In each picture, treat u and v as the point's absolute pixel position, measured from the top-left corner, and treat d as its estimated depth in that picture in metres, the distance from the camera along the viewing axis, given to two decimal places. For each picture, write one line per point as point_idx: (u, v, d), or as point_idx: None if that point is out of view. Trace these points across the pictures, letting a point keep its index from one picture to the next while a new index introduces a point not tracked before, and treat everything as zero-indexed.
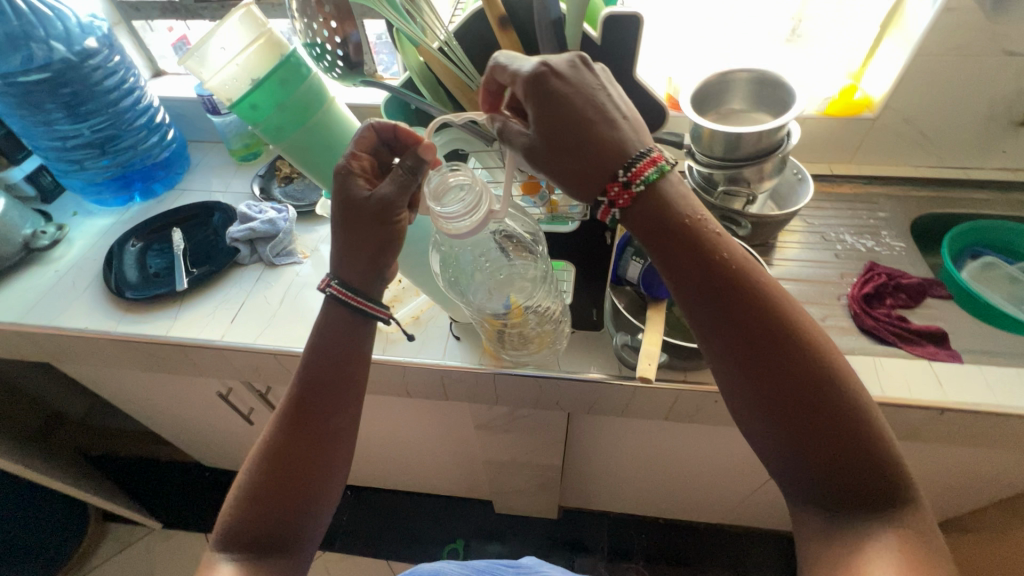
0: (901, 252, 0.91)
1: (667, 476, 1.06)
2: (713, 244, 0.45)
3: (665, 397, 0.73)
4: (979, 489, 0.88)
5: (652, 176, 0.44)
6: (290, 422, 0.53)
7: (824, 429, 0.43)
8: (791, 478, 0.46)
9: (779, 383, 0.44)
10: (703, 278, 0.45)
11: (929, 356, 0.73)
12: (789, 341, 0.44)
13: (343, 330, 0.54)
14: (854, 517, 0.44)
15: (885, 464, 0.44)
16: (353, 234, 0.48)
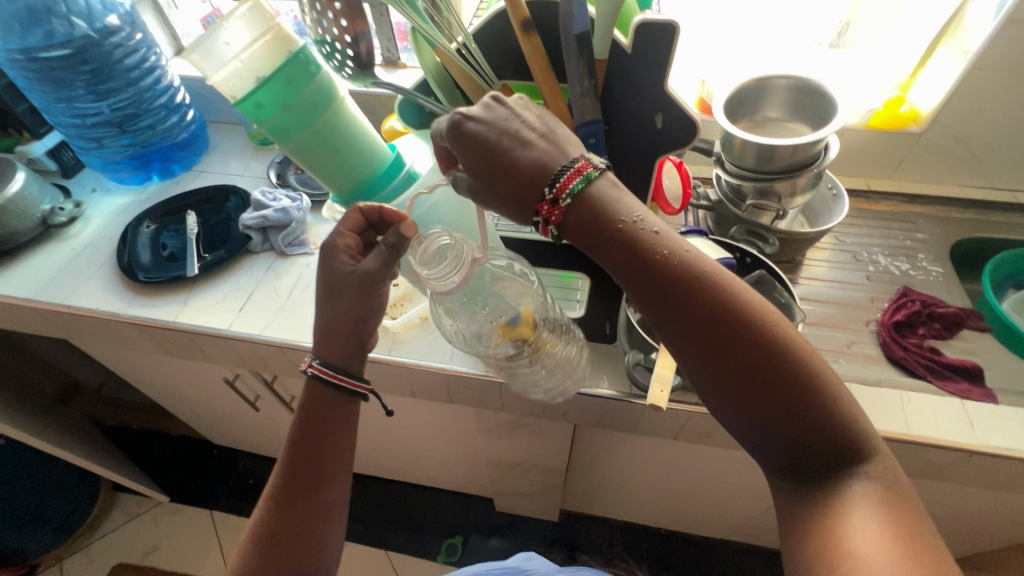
0: (938, 277, 0.86)
1: (672, 491, 1.03)
2: (646, 233, 0.42)
3: (676, 418, 0.71)
4: (1003, 532, 0.84)
5: (578, 187, 0.40)
6: (281, 503, 0.53)
7: (785, 401, 0.41)
8: (765, 453, 0.44)
9: (735, 362, 0.42)
10: (644, 267, 0.42)
11: (960, 393, 0.69)
12: (733, 319, 0.41)
13: (328, 406, 0.54)
14: (828, 479, 0.42)
15: (847, 421, 0.41)
16: (333, 310, 0.49)
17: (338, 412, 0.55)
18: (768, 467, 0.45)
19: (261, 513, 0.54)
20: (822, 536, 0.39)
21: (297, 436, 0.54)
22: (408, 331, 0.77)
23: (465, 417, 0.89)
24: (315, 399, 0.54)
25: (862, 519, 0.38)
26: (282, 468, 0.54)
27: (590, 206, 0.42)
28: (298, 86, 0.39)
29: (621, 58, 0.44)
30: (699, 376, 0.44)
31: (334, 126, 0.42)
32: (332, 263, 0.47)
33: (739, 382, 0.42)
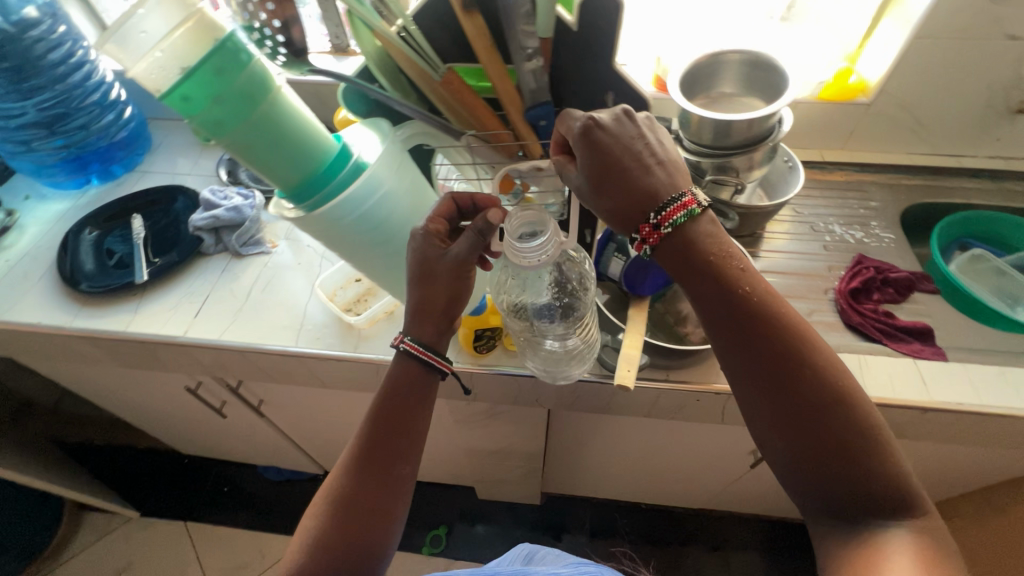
0: (890, 244, 0.89)
1: (648, 466, 1.05)
2: (738, 278, 0.47)
3: (647, 396, 0.72)
4: (955, 481, 0.89)
5: (680, 220, 0.44)
6: (358, 470, 0.53)
7: (838, 447, 0.45)
8: (805, 489, 0.48)
9: (799, 404, 0.46)
10: (728, 309, 0.47)
11: (913, 354, 0.72)
12: (803, 362, 0.46)
13: (412, 383, 0.55)
14: (869, 522, 0.46)
15: (894, 473, 0.45)
16: (424, 292, 0.49)
17: (422, 390, 0.56)
18: (809, 503, 0.49)
19: (337, 478, 0.53)
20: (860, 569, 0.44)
21: (381, 401, 0.55)
22: (374, 327, 0.76)
23: (441, 408, 0.88)
24: (401, 375, 0.56)
25: (897, 558, 0.43)
26: (362, 437, 0.54)
27: (691, 250, 0.46)
28: (229, 77, 0.36)
29: (565, 36, 0.43)
30: (761, 414, 0.48)
31: (275, 118, 0.39)
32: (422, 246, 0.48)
33: (800, 424, 0.46)
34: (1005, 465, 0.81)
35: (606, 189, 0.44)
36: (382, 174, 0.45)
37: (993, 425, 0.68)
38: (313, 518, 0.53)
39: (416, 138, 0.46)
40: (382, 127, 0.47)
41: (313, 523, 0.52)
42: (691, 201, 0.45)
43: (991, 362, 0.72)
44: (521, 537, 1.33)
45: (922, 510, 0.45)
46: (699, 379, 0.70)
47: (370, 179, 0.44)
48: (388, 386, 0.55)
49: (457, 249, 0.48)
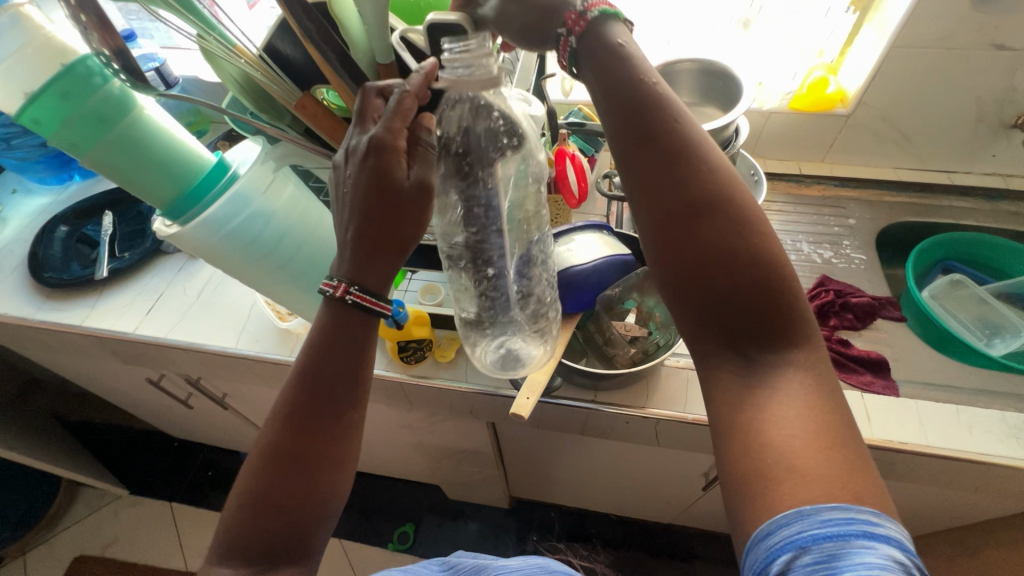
0: (859, 265, 0.84)
1: (605, 480, 1.03)
2: (642, 64, 0.42)
3: (576, 416, 0.70)
4: (920, 514, 0.84)
5: (608, 11, 0.43)
6: (292, 420, 0.45)
7: (724, 249, 0.38)
8: (696, 316, 0.40)
9: (685, 202, 0.39)
10: (626, 87, 0.41)
11: (862, 386, 0.68)
12: (700, 157, 0.40)
13: (351, 330, 0.45)
14: (763, 360, 0.38)
15: (785, 299, 0.38)
16: (386, 207, 0.41)
17: (362, 335, 0.46)
18: (700, 340, 0.40)
19: (267, 428, 0.46)
20: (743, 424, 0.36)
21: (312, 352, 0.46)
22: None
23: (387, 413, 0.89)
24: (329, 320, 0.46)
25: (791, 408, 0.35)
26: (290, 388, 0.46)
27: (602, 32, 0.42)
28: (80, 99, 0.40)
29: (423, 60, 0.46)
30: (647, 222, 0.42)
31: (132, 134, 0.43)
32: (379, 153, 0.40)
33: (687, 224, 0.39)
34: (969, 503, 0.76)
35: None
36: (252, 188, 0.46)
37: (942, 467, 0.63)
38: (245, 473, 0.45)
39: (289, 158, 0.48)
40: (262, 142, 0.49)
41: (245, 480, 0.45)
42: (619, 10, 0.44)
43: (946, 399, 0.67)
44: (488, 539, 1.33)
45: (814, 349, 0.38)
46: (627, 402, 0.68)
47: (234, 196, 0.45)
48: (322, 331, 0.45)
49: (419, 172, 0.42)
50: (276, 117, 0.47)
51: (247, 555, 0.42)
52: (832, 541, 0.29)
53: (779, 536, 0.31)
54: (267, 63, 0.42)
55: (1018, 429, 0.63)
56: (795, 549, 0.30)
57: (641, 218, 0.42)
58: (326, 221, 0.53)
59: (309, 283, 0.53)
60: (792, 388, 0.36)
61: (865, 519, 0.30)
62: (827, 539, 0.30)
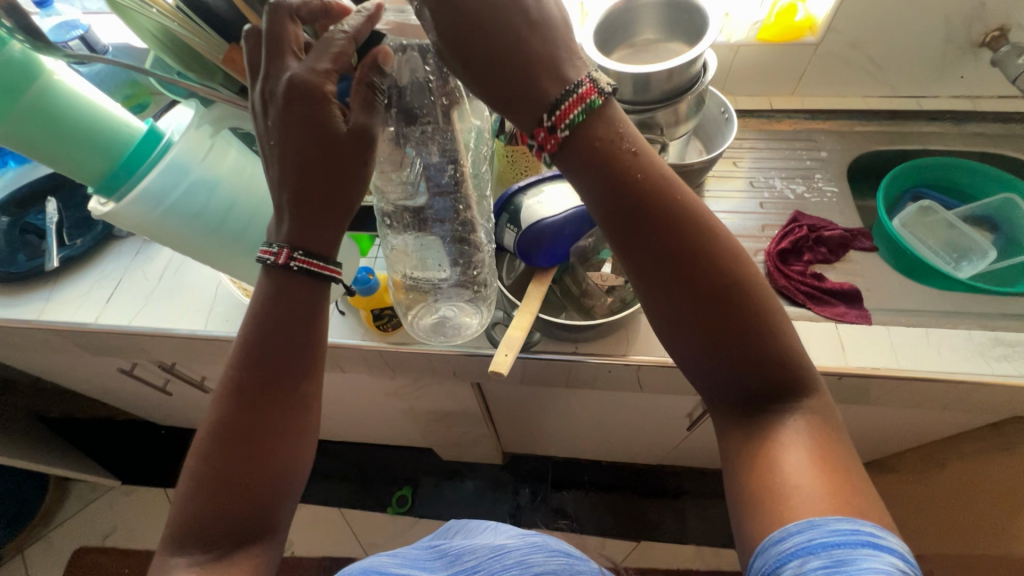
0: (831, 198, 0.83)
1: (594, 429, 1.06)
2: (629, 165, 0.40)
3: (558, 369, 0.70)
4: (892, 433, 0.88)
5: (578, 118, 0.38)
6: (241, 395, 0.44)
7: (733, 336, 0.41)
8: (712, 386, 0.44)
9: (693, 299, 0.41)
10: (619, 198, 0.40)
11: (836, 317, 0.69)
12: (701, 256, 0.40)
13: (299, 297, 0.45)
14: (773, 412, 0.42)
15: (790, 357, 0.42)
16: (323, 162, 0.40)
17: (311, 305, 0.45)
18: (716, 401, 0.44)
19: (218, 403, 0.45)
20: (758, 465, 0.40)
21: (258, 325, 0.44)
22: None
23: (371, 382, 0.88)
24: (277, 291, 0.44)
25: (795, 444, 0.40)
26: (240, 363, 0.45)
27: (584, 137, 0.40)
28: None
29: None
30: (658, 314, 0.43)
31: (45, 102, 0.40)
32: (306, 98, 0.39)
33: (697, 319, 0.41)
34: (939, 419, 0.80)
35: (484, 66, 0.37)
36: (188, 156, 0.44)
37: (913, 389, 0.65)
38: (197, 453, 0.44)
39: (225, 122, 0.46)
40: (195, 106, 0.47)
41: (199, 462, 0.43)
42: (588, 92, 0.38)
43: (917, 323, 0.69)
44: (485, 495, 1.37)
45: (815, 389, 0.43)
46: (607, 351, 0.68)
47: (171, 164, 0.43)
48: (266, 301, 0.44)
49: (360, 118, 0.40)
50: (207, 76, 0.44)
51: (214, 536, 0.42)
52: (841, 548, 0.33)
53: (789, 542, 0.35)
54: (185, 15, 0.40)
55: (982, 347, 0.65)
56: (804, 555, 0.34)
57: (649, 309, 0.43)
58: None
59: None
60: (792, 432, 0.40)
61: (869, 531, 0.34)
62: (836, 546, 0.33)
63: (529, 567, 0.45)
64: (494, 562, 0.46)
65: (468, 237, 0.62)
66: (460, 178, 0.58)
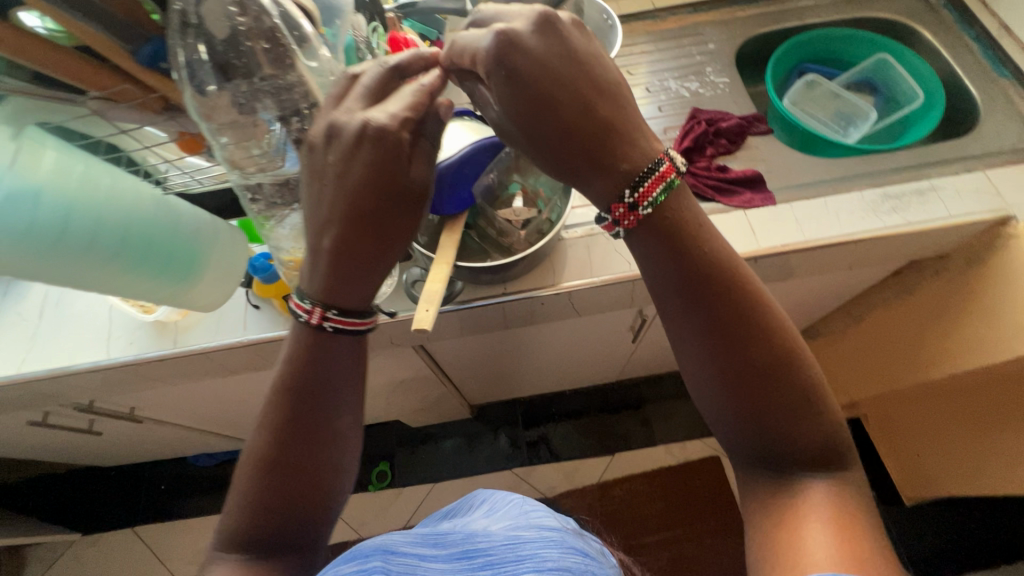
0: (724, 89, 0.84)
1: (548, 363, 1.08)
2: (693, 241, 0.43)
3: (493, 313, 0.69)
4: (812, 301, 0.95)
5: (659, 197, 0.42)
6: (275, 447, 0.46)
7: (776, 403, 0.43)
8: (742, 447, 0.45)
9: (743, 366, 0.43)
10: (680, 268, 0.43)
11: (744, 204, 0.71)
12: (756, 328, 0.43)
13: (331, 351, 0.46)
14: (800, 478, 0.44)
15: (825, 430, 0.44)
16: (378, 225, 0.43)
17: (344, 351, 0.47)
18: (746, 462, 0.46)
19: (260, 434, 0.46)
20: (783, 527, 0.41)
21: (298, 369, 0.46)
22: (190, 316, 0.69)
23: None
24: (315, 346, 0.46)
25: (821, 518, 0.41)
26: (280, 402, 0.46)
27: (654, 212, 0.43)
28: None
29: None
30: (702, 375, 0.45)
31: None
32: (380, 145, 0.41)
33: (744, 383, 0.43)
34: (850, 279, 0.86)
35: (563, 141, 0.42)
36: None
37: (820, 257, 0.69)
38: (243, 479, 0.46)
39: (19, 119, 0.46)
40: None
41: (246, 488, 0.45)
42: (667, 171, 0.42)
43: (817, 193, 0.72)
44: (461, 450, 1.39)
45: (842, 464, 0.44)
46: (536, 285, 0.68)
47: None
48: (307, 352, 0.46)
49: (423, 174, 0.44)
50: None
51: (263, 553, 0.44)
52: None
53: None
54: None
55: (873, 205, 0.70)
56: None
57: (699, 370, 0.45)
58: (115, 187, 0.49)
59: (128, 260, 0.51)
60: (819, 497, 0.42)
61: None
62: None
63: (543, 564, 0.37)
64: (511, 555, 0.38)
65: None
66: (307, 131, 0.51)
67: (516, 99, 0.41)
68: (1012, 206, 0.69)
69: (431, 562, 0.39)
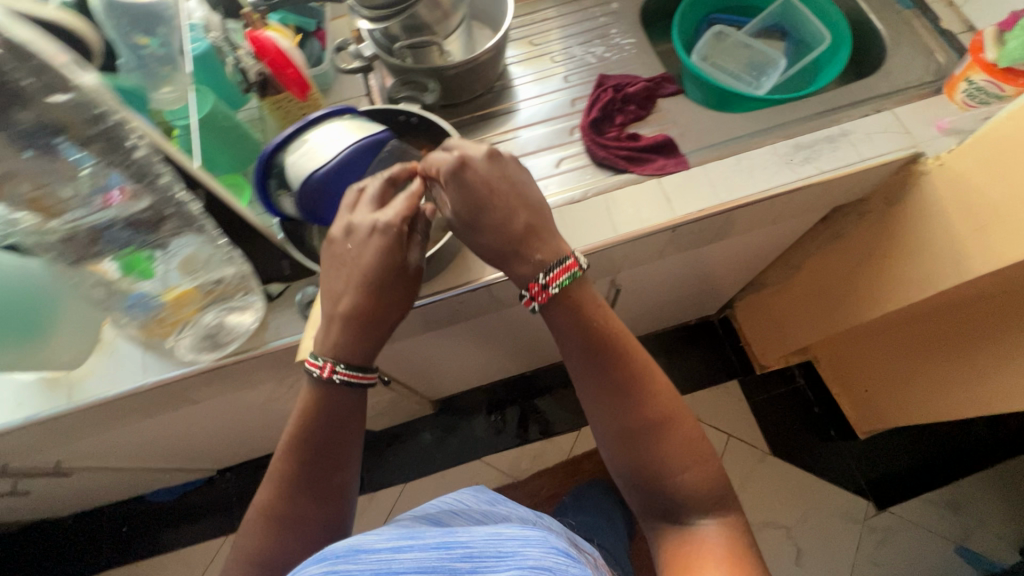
0: (631, 51, 0.81)
1: (498, 352, 1.06)
2: (594, 316, 0.54)
3: (412, 318, 0.67)
4: (745, 257, 0.95)
5: (565, 281, 0.52)
6: (302, 490, 0.54)
7: (660, 453, 0.52)
8: (639, 494, 0.54)
9: (633, 421, 0.53)
10: (582, 341, 0.53)
11: (657, 173, 0.68)
12: (642, 389, 0.53)
13: (336, 407, 0.54)
14: (691, 519, 0.51)
15: (707, 479, 0.52)
16: (372, 302, 0.53)
17: (348, 408, 0.55)
18: (645, 509, 0.54)
19: (279, 460, 0.55)
20: (676, 563, 0.48)
21: (309, 418, 0.54)
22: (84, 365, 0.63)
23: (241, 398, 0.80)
24: (325, 399, 0.54)
25: (709, 556, 0.47)
26: (293, 444, 0.54)
27: (562, 299, 0.53)
28: None
29: None
30: (604, 430, 0.54)
31: None
32: (389, 237, 0.52)
33: (636, 436, 0.53)
34: (778, 232, 0.86)
35: (499, 231, 0.53)
36: None
37: (737, 217, 0.68)
38: (264, 496, 0.54)
39: None
40: None
41: (265, 500, 0.54)
42: (573, 264, 0.54)
43: (730, 152, 0.70)
44: (429, 445, 1.38)
45: (728, 510, 0.52)
46: (451, 282, 0.64)
47: None
48: (316, 404, 0.54)
49: (414, 260, 0.54)
50: None
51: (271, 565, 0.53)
52: None
53: None
54: None
55: (786, 157, 0.68)
56: None
57: (605, 423, 0.54)
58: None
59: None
60: (708, 536, 0.49)
61: None
62: None
63: (524, 562, 0.31)
64: (490, 548, 0.32)
65: (171, 231, 0.55)
66: (116, 163, 0.48)
67: (472, 203, 0.53)
68: (920, 144, 0.68)
69: (407, 554, 0.32)
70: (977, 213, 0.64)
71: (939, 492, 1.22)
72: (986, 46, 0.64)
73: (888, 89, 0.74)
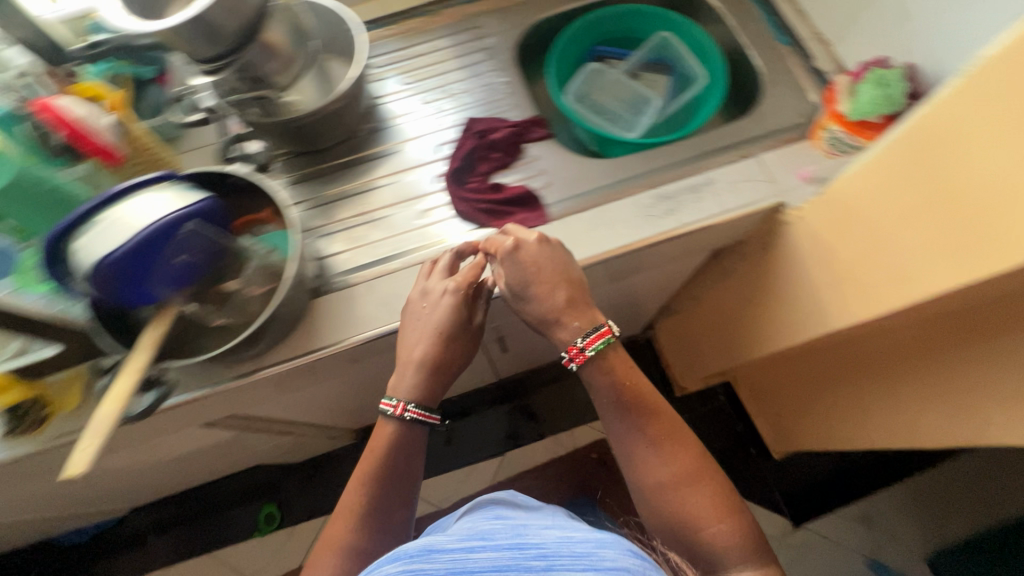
0: (504, 89, 0.78)
1: (402, 390, 1.02)
2: (629, 377, 0.61)
3: (259, 386, 0.63)
4: (642, 291, 0.93)
5: (599, 345, 0.59)
6: (375, 523, 0.59)
7: (688, 505, 0.57)
8: (675, 542, 0.58)
9: (664, 472, 0.58)
10: (613, 400, 0.60)
11: (515, 228, 0.66)
12: (676, 441, 0.60)
13: (407, 444, 0.61)
14: (728, 568, 0.54)
15: (743, 529, 0.56)
16: (443, 354, 0.60)
17: (415, 446, 0.62)
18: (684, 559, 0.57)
19: (350, 493, 0.60)
20: None
21: (388, 453, 0.61)
22: None
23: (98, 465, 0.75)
24: (401, 437, 0.61)
25: None
26: (373, 477, 0.60)
27: (596, 361, 0.60)
28: None
29: None
30: (638, 481, 0.60)
31: None
32: (464, 302, 0.60)
33: (663, 487, 0.58)
34: (666, 270, 0.84)
35: (531, 303, 0.60)
36: None
37: (600, 271, 0.66)
38: (338, 530, 0.59)
39: None
40: None
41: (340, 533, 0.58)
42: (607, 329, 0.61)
43: (592, 203, 0.68)
44: None
45: (769, 559, 0.54)
46: (298, 350, 0.62)
47: None
48: (394, 439, 0.61)
49: (479, 318, 0.63)
50: None
51: None
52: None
53: None
54: None
55: (648, 208, 0.66)
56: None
57: (643, 480, 0.59)
58: None
59: None
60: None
61: None
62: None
63: (599, 563, 0.34)
64: (564, 549, 0.35)
65: None
66: None
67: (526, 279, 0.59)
68: (784, 193, 0.66)
69: (480, 554, 0.35)
70: (965, 192, 0.43)
71: (853, 509, 1.24)
72: (840, 97, 0.63)
73: (758, 131, 0.73)
